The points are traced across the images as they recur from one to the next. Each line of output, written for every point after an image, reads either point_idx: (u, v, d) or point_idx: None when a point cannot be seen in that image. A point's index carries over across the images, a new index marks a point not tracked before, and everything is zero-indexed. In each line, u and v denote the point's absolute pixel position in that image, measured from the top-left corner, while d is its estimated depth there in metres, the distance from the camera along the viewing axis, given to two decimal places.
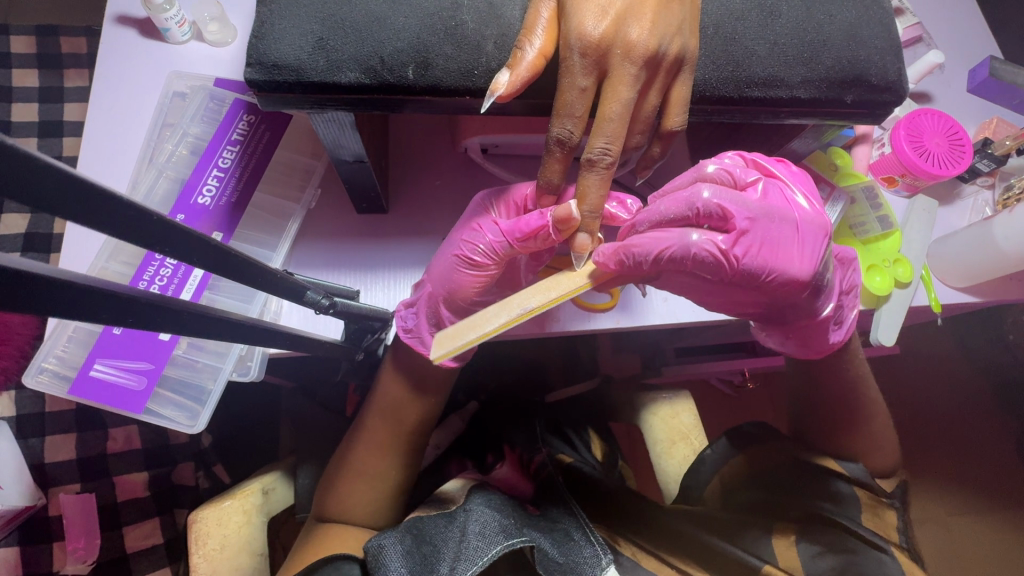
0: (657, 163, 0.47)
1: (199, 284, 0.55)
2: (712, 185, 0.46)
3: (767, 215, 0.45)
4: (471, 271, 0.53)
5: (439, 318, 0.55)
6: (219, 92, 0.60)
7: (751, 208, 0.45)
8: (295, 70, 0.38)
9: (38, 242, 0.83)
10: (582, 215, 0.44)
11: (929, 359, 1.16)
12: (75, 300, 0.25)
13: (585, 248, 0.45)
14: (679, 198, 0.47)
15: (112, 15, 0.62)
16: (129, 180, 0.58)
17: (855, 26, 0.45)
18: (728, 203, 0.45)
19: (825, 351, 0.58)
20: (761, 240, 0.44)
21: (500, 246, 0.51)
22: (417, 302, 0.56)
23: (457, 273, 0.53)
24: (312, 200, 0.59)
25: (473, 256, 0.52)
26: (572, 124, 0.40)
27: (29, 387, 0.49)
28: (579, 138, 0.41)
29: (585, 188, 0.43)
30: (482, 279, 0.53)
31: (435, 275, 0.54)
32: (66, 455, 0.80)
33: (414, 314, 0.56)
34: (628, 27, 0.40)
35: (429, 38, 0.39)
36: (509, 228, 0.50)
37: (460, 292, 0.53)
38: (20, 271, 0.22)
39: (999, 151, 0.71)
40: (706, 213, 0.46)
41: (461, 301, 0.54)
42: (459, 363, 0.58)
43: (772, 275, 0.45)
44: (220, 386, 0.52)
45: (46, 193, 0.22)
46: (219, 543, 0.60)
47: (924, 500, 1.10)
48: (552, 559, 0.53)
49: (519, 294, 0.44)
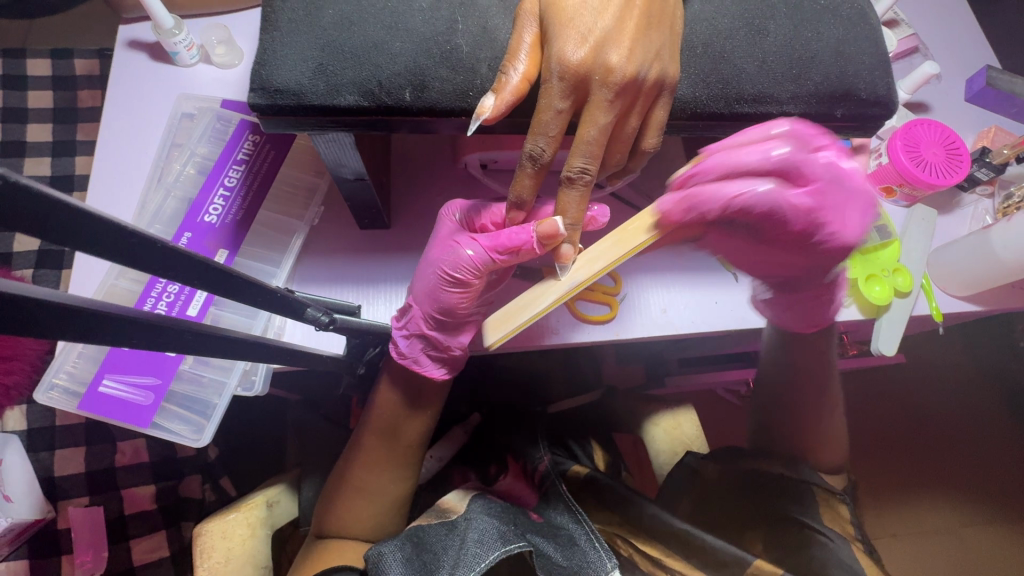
0: (630, 174, 0.50)
1: (205, 300, 0.56)
2: (771, 181, 0.47)
3: (837, 181, 0.47)
4: (455, 288, 0.54)
5: (429, 338, 0.56)
6: (226, 113, 0.62)
7: (829, 167, 0.46)
8: (297, 95, 0.40)
9: (51, 259, 0.85)
10: (565, 228, 0.45)
11: (939, 367, 1.15)
12: (90, 323, 0.26)
13: (568, 259, 0.46)
14: (759, 149, 0.45)
15: (124, 41, 0.64)
16: (139, 199, 0.60)
17: (844, 42, 0.46)
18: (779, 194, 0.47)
19: (812, 326, 0.67)
20: (825, 204, 0.47)
21: (483, 261, 0.52)
22: (408, 325, 0.56)
23: (443, 292, 0.54)
24: (315, 217, 0.60)
25: (456, 273, 0.53)
26: (545, 142, 0.41)
27: (40, 403, 0.50)
28: (550, 155, 0.42)
29: (565, 204, 0.44)
30: (468, 293, 0.54)
31: (421, 296, 0.55)
32: (76, 469, 0.81)
33: (404, 338, 0.56)
34: (608, 53, 0.41)
35: (425, 62, 0.41)
36: (490, 244, 0.51)
37: (448, 309, 0.54)
38: (23, 295, 0.23)
39: (997, 159, 0.71)
40: (783, 162, 0.45)
41: (450, 316, 0.55)
42: (453, 376, 0.59)
43: (823, 237, 0.50)
44: (225, 400, 0.52)
45: (49, 221, 0.24)
46: (224, 556, 0.60)
47: (938, 512, 1.08)
48: (554, 562, 0.55)
49: (591, 249, 0.46)
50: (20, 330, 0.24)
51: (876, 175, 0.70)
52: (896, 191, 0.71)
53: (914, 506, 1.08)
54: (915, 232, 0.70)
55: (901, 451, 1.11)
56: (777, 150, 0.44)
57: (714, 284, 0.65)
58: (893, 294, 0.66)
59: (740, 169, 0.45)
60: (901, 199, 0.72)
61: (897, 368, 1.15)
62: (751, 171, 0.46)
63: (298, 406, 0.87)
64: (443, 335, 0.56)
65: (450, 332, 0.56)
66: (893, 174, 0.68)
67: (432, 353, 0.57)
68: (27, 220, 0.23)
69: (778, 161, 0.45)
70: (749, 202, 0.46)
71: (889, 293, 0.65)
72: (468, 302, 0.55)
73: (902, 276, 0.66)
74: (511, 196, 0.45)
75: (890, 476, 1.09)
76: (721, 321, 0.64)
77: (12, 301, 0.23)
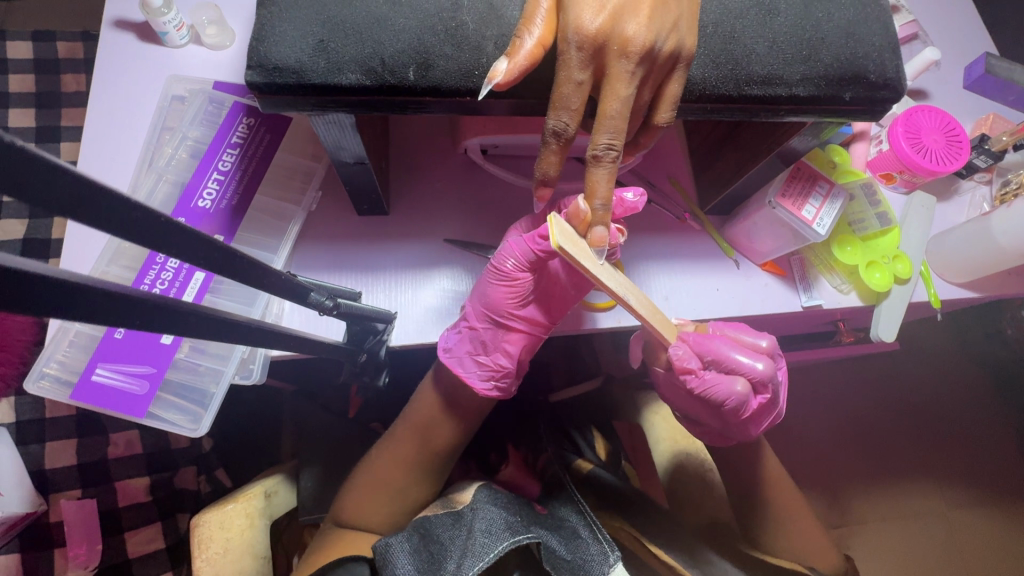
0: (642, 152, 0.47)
1: (201, 286, 0.55)
2: (746, 379, 0.55)
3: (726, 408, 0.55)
4: (503, 283, 0.54)
5: (477, 336, 0.56)
6: (218, 95, 0.60)
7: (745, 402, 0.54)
8: (296, 72, 0.38)
9: (37, 247, 0.83)
10: (594, 209, 0.43)
11: (929, 354, 1.17)
12: (95, 303, 0.26)
13: (602, 240, 0.45)
14: (732, 361, 0.55)
15: (111, 20, 0.62)
16: (129, 183, 0.58)
17: (853, 23, 0.45)
18: (728, 389, 0.54)
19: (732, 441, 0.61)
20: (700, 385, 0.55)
21: (526, 255, 0.53)
22: (459, 323, 0.57)
23: (489, 286, 0.54)
24: (312, 202, 0.59)
25: (503, 267, 0.54)
26: (568, 117, 0.40)
27: (30, 392, 0.49)
28: (574, 130, 0.40)
29: (594, 183, 0.42)
30: (514, 289, 0.54)
31: (474, 294, 0.56)
32: (67, 461, 0.79)
33: (454, 333, 0.57)
34: (626, 22, 0.39)
35: (429, 39, 0.39)
36: (533, 236, 0.52)
37: (495, 304, 0.54)
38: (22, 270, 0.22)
39: (996, 147, 0.71)
40: (738, 371, 0.55)
41: (498, 312, 0.55)
42: (498, 393, 0.57)
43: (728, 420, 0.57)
44: (222, 389, 0.51)
45: (48, 188, 0.23)
46: (222, 547, 0.59)
47: (929, 495, 1.10)
48: (559, 556, 0.54)
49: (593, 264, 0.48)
50: (11, 303, 0.23)
51: (876, 162, 0.70)
52: (895, 178, 0.70)
53: (906, 492, 1.09)
54: (915, 219, 0.70)
55: (892, 436, 1.12)
56: (760, 365, 0.54)
57: (715, 272, 0.65)
58: (893, 280, 0.66)
59: (714, 353, 0.55)
60: (901, 186, 0.72)
61: (888, 355, 1.16)
62: (728, 368, 0.55)
63: (295, 397, 0.86)
64: (494, 335, 0.56)
65: (500, 332, 0.56)
66: (893, 161, 0.68)
67: (480, 356, 0.56)
68: (16, 184, 0.22)
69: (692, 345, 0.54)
70: (710, 386, 0.55)
71: (889, 280, 0.65)
72: (516, 298, 0.55)
73: (902, 263, 0.66)
74: (534, 175, 0.43)
75: (882, 463, 1.11)
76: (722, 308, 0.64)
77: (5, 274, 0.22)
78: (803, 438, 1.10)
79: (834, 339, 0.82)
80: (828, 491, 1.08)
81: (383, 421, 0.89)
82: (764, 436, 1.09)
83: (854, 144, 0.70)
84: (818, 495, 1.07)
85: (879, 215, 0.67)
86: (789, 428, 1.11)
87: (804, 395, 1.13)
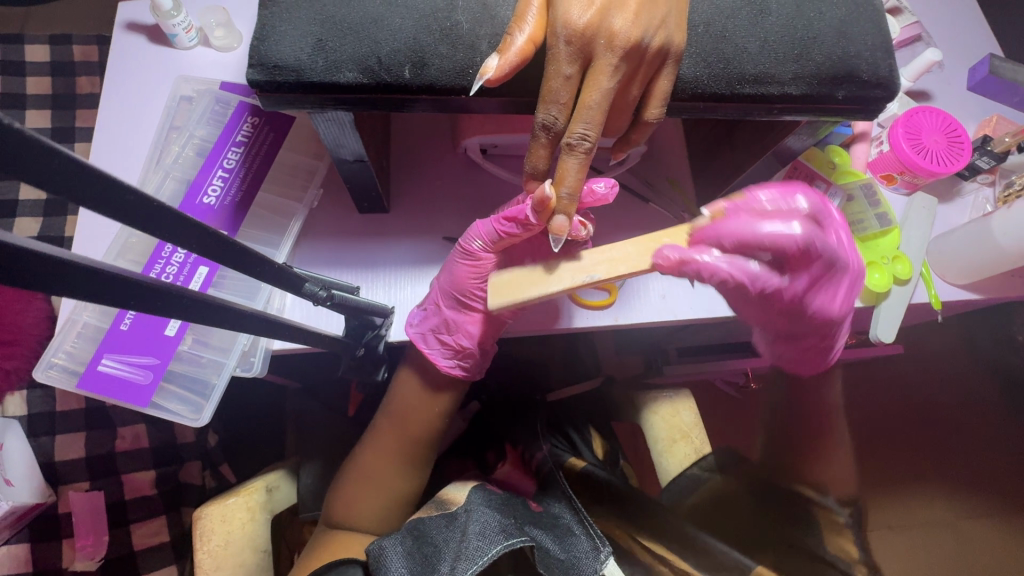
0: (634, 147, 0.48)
1: (205, 279, 0.56)
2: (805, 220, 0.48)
3: (833, 263, 0.49)
4: (466, 264, 0.55)
5: (441, 315, 0.57)
6: (224, 95, 0.61)
7: (832, 258, 0.49)
8: (295, 71, 0.39)
9: (50, 245, 0.85)
10: (560, 196, 0.44)
11: (936, 358, 1.16)
12: (97, 286, 0.26)
13: (561, 230, 0.44)
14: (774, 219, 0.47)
15: (123, 23, 0.64)
16: (138, 180, 0.59)
17: (845, 23, 0.46)
18: (821, 250, 0.48)
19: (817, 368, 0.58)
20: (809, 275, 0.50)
21: (489, 235, 0.53)
22: (427, 299, 0.58)
23: (454, 265, 0.55)
24: (314, 200, 0.60)
25: (466, 248, 0.54)
26: (558, 110, 0.41)
27: (40, 380, 0.50)
28: (564, 124, 0.41)
29: (564, 172, 0.43)
30: (477, 270, 0.55)
31: (441, 271, 0.57)
32: (76, 453, 0.81)
33: (420, 312, 0.58)
34: (612, 17, 0.40)
35: (424, 39, 0.40)
36: (496, 216, 0.52)
37: (457, 285, 0.55)
38: (25, 250, 0.23)
39: (999, 148, 0.71)
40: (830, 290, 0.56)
41: (460, 294, 0.56)
42: (460, 367, 0.60)
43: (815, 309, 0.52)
44: (223, 380, 0.53)
45: (59, 177, 0.24)
46: (223, 539, 0.61)
47: (934, 501, 1.08)
48: (553, 557, 0.55)
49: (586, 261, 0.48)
50: (26, 285, 0.24)
51: (876, 163, 0.70)
52: (897, 179, 0.70)
53: (911, 497, 1.09)
54: (916, 218, 0.69)
55: (898, 440, 1.11)
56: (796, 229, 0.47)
57: None
58: (892, 281, 0.66)
59: (756, 237, 0.47)
60: (902, 187, 0.72)
61: (895, 359, 1.15)
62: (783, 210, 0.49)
63: (298, 394, 0.87)
64: (456, 314, 0.57)
65: (463, 312, 0.57)
66: (894, 162, 0.68)
67: (444, 335, 0.57)
68: (30, 173, 0.23)
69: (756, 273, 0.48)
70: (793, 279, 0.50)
71: (888, 280, 0.65)
72: (478, 279, 0.55)
73: (901, 264, 0.66)
74: (524, 169, 0.44)
75: (887, 469, 1.09)
76: (721, 306, 0.64)
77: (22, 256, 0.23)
78: None
79: None
80: None
81: None
82: None
83: (854, 145, 0.70)
84: None
85: (878, 215, 0.67)
86: None
87: None
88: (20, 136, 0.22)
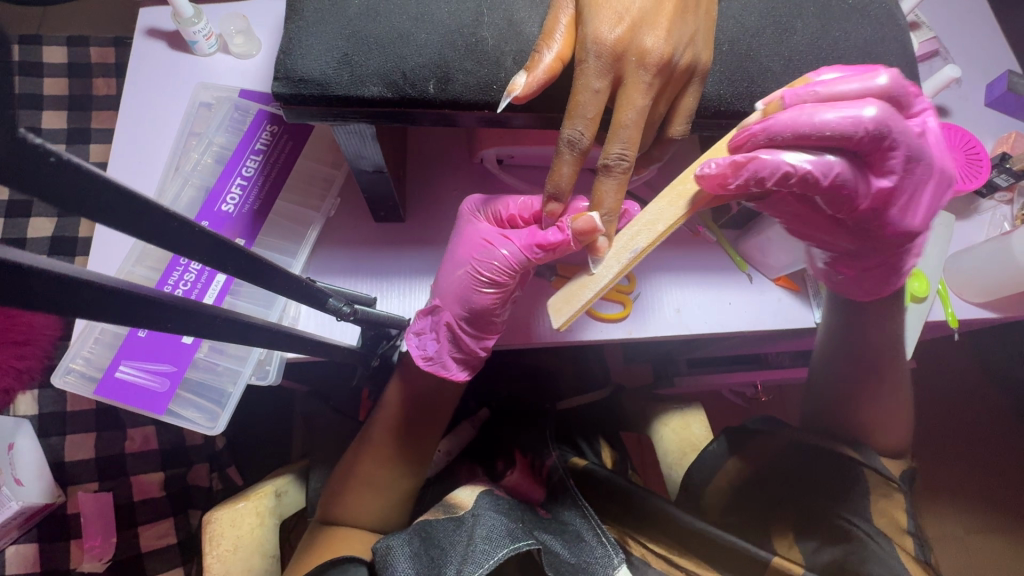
0: (655, 163, 0.48)
1: (221, 289, 0.56)
2: (880, 103, 0.41)
3: (912, 157, 0.45)
4: (490, 289, 0.53)
5: (456, 339, 0.56)
6: (244, 103, 0.62)
7: (914, 145, 0.44)
8: (321, 84, 0.39)
9: (64, 245, 0.86)
10: (600, 220, 0.44)
11: (948, 373, 1.15)
12: (120, 306, 0.27)
13: (603, 251, 0.45)
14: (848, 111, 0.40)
15: (144, 29, 0.65)
16: (157, 187, 0.60)
17: (870, 43, 0.46)
18: (899, 137, 0.43)
19: (875, 295, 0.58)
20: (906, 189, 0.47)
21: (518, 261, 0.52)
22: (436, 328, 0.55)
23: (475, 293, 0.53)
24: (331, 209, 0.60)
25: (490, 275, 0.53)
26: (583, 126, 0.41)
27: (57, 386, 0.51)
28: (589, 140, 0.41)
29: (602, 194, 0.43)
30: (501, 295, 0.54)
31: (454, 298, 0.54)
32: (85, 454, 0.81)
33: (434, 341, 0.56)
34: (644, 35, 0.40)
35: (450, 54, 0.40)
36: (525, 244, 0.52)
37: (481, 312, 0.54)
38: (61, 275, 0.24)
39: (1017, 165, 0.70)
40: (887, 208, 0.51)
41: (482, 320, 0.55)
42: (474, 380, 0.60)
43: (885, 221, 0.49)
44: (239, 388, 0.53)
45: (92, 201, 0.24)
46: (233, 544, 0.61)
47: (944, 518, 1.07)
48: (562, 560, 0.54)
49: (626, 234, 0.44)
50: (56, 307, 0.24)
51: None
52: None
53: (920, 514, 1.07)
54: (933, 237, 0.69)
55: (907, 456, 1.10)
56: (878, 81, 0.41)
57: (728, 284, 0.65)
58: (908, 298, 0.65)
59: (817, 132, 0.41)
60: None
61: None
62: (851, 98, 0.41)
63: (307, 398, 0.87)
64: (475, 337, 0.56)
65: (479, 335, 0.56)
66: None
67: (462, 354, 0.57)
68: (67, 199, 0.23)
69: (833, 164, 0.42)
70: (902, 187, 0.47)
71: (904, 298, 0.65)
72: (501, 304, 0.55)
73: (917, 281, 0.66)
74: (546, 185, 0.44)
75: None
76: (734, 322, 0.64)
77: (52, 280, 0.23)
78: None
79: None
80: None
81: None
82: None
83: None
84: None
85: None
86: None
87: None
88: (68, 166, 0.22)
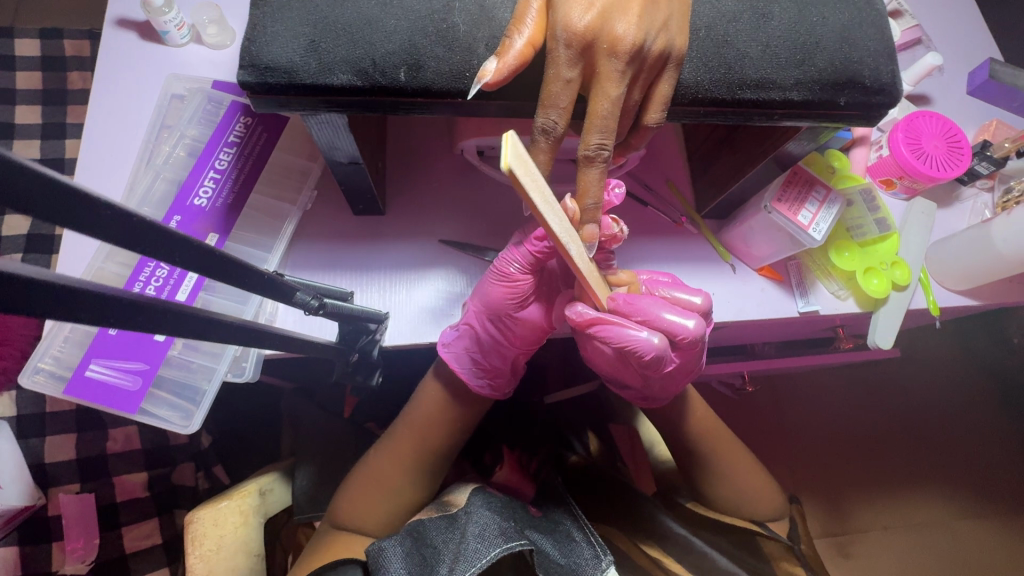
0: (633, 153, 0.47)
1: (195, 284, 0.55)
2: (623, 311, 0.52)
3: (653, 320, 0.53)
4: (502, 285, 0.53)
5: (474, 334, 0.56)
6: (217, 94, 0.60)
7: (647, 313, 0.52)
8: (288, 72, 0.38)
9: (39, 243, 0.84)
10: (584, 207, 0.43)
11: (931, 360, 1.16)
12: (82, 307, 0.25)
13: (591, 239, 0.45)
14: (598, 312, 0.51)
15: (113, 18, 0.63)
16: (128, 181, 0.58)
17: (849, 28, 0.45)
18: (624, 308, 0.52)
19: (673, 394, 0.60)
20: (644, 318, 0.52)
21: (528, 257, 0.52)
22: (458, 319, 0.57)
23: (489, 287, 0.54)
24: (308, 202, 0.59)
25: (502, 268, 0.53)
26: (557, 115, 0.40)
27: (25, 386, 0.49)
28: (564, 129, 0.40)
29: (586, 184, 0.42)
30: (513, 293, 0.53)
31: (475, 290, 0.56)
32: (66, 455, 0.80)
33: (452, 330, 0.57)
34: (615, 21, 0.39)
35: (421, 41, 0.40)
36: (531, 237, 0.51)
37: (491, 306, 0.54)
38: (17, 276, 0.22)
39: (998, 153, 0.70)
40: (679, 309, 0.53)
41: (495, 315, 0.55)
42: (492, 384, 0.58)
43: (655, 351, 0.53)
44: (215, 386, 0.52)
45: (32, 197, 0.23)
46: (216, 544, 0.59)
47: (930, 505, 1.08)
48: (553, 560, 0.53)
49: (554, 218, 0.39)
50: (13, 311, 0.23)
51: (877, 168, 0.70)
52: (895, 184, 0.70)
53: (908, 501, 1.08)
54: (915, 226, 0.69)
55: (893, 443, 1.11)
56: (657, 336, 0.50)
57: (712, 276, 0.65)
58: (891, 287, 0.65)
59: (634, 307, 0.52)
60: (900, 192, 0.71)
61: (890, 362, 1.15)
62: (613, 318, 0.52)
63: (292, 395, 0.86)
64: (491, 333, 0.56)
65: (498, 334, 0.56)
66: (892, 167, 0.68)
67: (474, 350, 0.57)
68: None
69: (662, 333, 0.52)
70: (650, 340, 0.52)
71: (887, 286, 0.64)
72: (515, 301, 0.54)
73: (900, 270, 0.66)
74: (522, 173, 0.42)
75: (879, 470, 1.10)
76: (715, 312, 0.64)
77: (9, 283, 0.22)
78: (798, 444, 1.10)
79: (833, 345, 0.82)
80: (823, 499, 1.07)
81: (379, 420, 0.89)
82: (764, 441, 1.09)
83: (853, 149, 0.70)
84: (817, 503, 1.06)
85: (877, 220, 0.66)
86: (788, 434, 1.10)
87: (802, 401, 1.12)
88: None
